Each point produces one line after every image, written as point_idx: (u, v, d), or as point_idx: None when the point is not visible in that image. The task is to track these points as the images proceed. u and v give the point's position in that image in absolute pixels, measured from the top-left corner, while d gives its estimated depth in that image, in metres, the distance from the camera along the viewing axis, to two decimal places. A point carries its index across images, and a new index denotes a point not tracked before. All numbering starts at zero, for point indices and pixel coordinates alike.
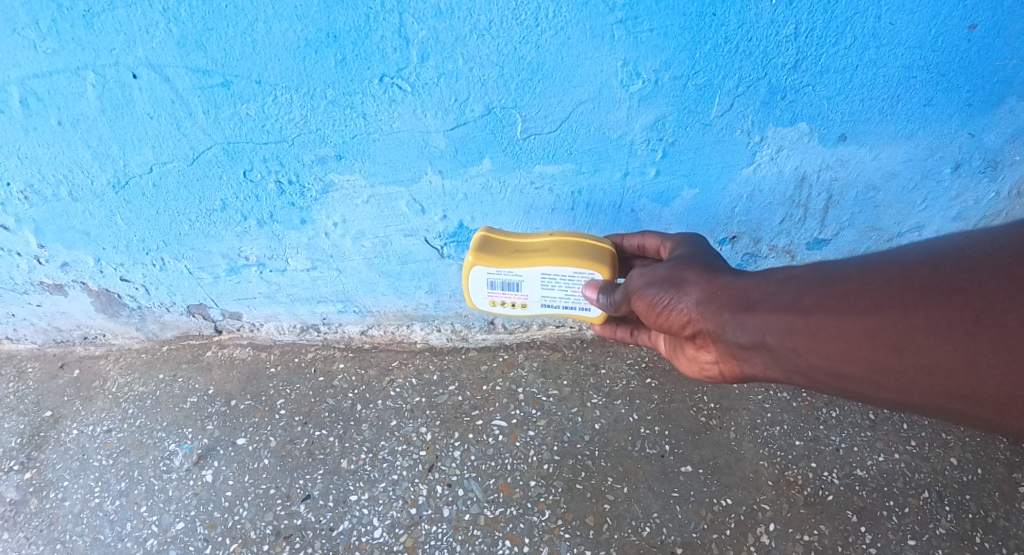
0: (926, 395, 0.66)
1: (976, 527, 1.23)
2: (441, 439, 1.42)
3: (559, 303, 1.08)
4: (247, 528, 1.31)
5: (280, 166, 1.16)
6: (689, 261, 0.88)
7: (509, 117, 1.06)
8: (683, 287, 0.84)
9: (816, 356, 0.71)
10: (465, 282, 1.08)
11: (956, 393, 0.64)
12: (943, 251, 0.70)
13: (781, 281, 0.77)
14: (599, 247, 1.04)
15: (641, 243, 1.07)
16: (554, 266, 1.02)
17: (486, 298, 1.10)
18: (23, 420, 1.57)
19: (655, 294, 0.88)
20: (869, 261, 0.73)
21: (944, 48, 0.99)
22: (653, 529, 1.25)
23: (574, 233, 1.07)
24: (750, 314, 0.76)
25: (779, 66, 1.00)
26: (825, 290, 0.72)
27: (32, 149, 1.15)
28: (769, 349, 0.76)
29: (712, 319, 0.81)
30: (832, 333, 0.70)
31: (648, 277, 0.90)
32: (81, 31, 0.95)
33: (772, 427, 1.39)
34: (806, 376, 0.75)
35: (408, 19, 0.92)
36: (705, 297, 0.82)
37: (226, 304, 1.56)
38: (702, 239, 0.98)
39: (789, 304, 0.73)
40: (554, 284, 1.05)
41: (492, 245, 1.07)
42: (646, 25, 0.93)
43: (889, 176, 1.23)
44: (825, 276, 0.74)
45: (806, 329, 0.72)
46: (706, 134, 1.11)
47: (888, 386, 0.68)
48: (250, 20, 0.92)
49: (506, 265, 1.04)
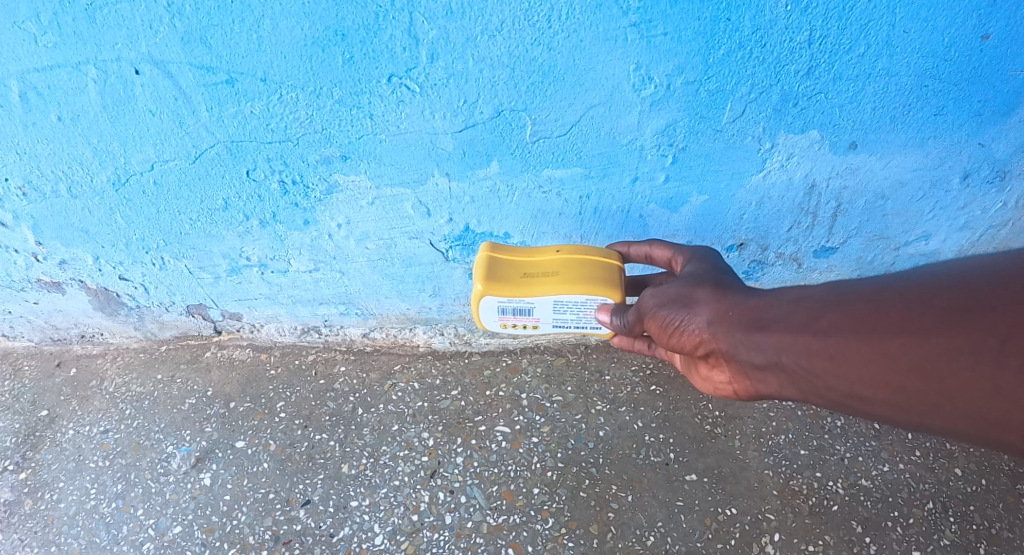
0: (950, 420, 0.63)
1: (980, 539, 1.22)
2: (443, 444, 1.40)
3: (570, 324, 1.06)
4: (246, 532, 1.29)
5: (283, 166, 1.14)
6: (701, 279, 0.87)
7: (519, 120, 1.05)
8: (693, 307, 0.83)
9: (835, 378, 0.69)
10: (475, 309, 1.05)
11: (982, 420, 0.61)
12: (969, 272, 0.66)
13: (794, 301, 0.75)
14: (608, 268, 1.02)
15: (648, 252, 1.05)
16: (566, 293, 1.00)
17: (496, 321, 1.08)
18: (18, 419, 1.55)
19: (666, 314, 0.86)
20: (889, 282, 0.70)
21: (957, 57, 0.98)
22: (657, 539, 1.23)
23: (579, 250, 1.05)
24: (764, 334, 0.75)
25: (792, 73, 0.99)
26: (841, 312, 0.70)
27: (31, 145, 1.13)
28: (785, 369, 0.74)
29: (725, 339, 0.79)
30: (849, 356, 0.68)
31: (658, 297, 0.88)
32: (83, 25, 0.93)
33: (777, 436, 1.38)
34: (824, 397, 0.73)
35: (418, 18, 0.90)
36: (717, 317, 0.81)
37: (227, 305, 1.55)
38: (713, 252, 0.96)
39: (804, 325, 0.72)
40: (566, 309, 1.02)
41: (500, 271, 1.03)
42: (659, 29, 0.92)
43: (898, 185, 1.22)
44: (841, 296, 0.72)
45: (823, 351, 0.70)
46: (717, 141, 1.09)
47: (910, 410, 0.66)
48: (257, 16, 0.91)
49: (517, 294, 1.01)
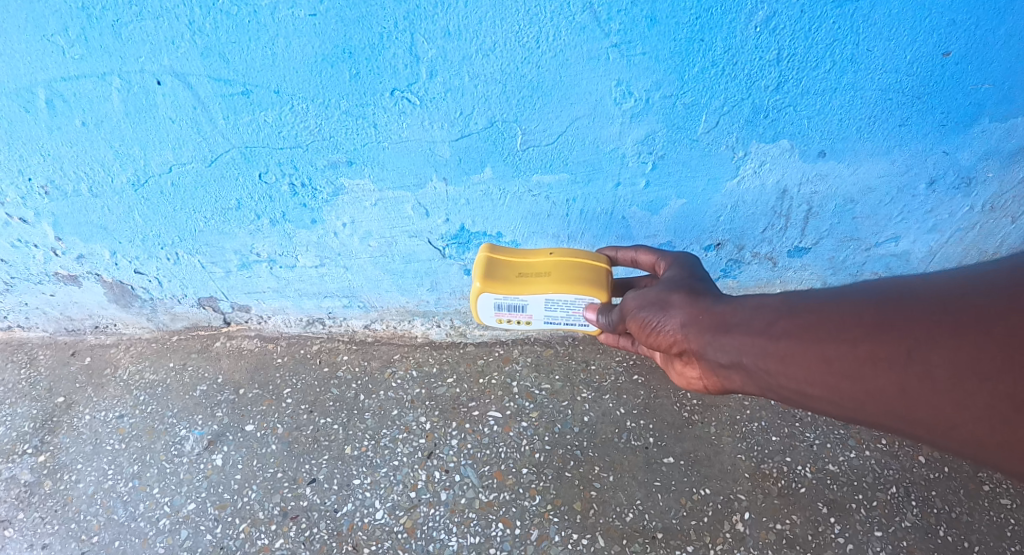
0: (874, 415, 0.70)
1: (940, 521, 1.31)
2: (440, 428, 1.49)
3: (561, 321, 1.15)
4: (255, 508, 1.38)
5: (293, 170, 1.23)
6: (678, 285, 0.96)
7: (510, 130, 1.14)
8: (669, 310, 0.93)
9: (785, 377, 0.77)
10: (474, 304, 1.14)
11: (898, 416, 0.68)
12: (898, 287, 0.72)
13: (755, 308, 0.83)
14: (597, 271, 1.11)
15: (634, 257, 1.13)
16: (557, 292, 1.09)
17: (493, 317, 1.17)
18: (36, 405, 1.64)
19: (645, 316, 0.96)
20: (835, 293, 0.77)
21: (919, 72, 1.07)
22: (636, 515, 1.33)
23: (572, 253, 1.14)
24: (729, 337, 0.83)
25: (762, 88, 1.08)
26: (792, 319, 0.77)
27: (55, 147, 1.22)
28: (746, 368, 0.82)
29: (696, 339, 0.88)
30: (796, 357, 0.75)
31: (640, 300, 0.99)
32: (108, 39, 1.02)
33: (750, 423, 1.48)
34: (778, 393, 0.81)
35: (419, 39, 0.99)
36: (690, 319, 0.90)
37: (236, 297, 1.63)
38: (695, 258, 1.05)
39: (762, 330, 0.79)
40: (557, 306, 1.11)
41: (498, 271, 1.13)
42: (639, 49, 1.00)
43: (866, 191, 1.31)
44: (794, 304, 0.79)
45: (775, 353, 0.77)
46: (694, 149, 1.19)
47: (845, 406, 0.73)
48: (272, 35, 0.99)
49: (511, 292, 1.10)
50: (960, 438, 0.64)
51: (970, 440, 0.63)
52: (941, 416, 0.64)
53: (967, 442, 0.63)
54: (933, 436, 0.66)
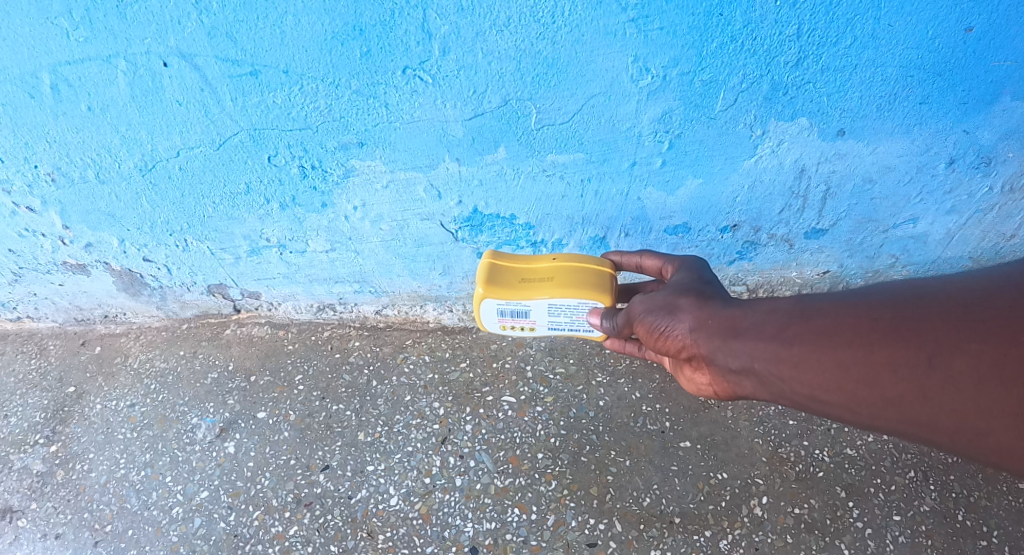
0: (891, 422, 0.68)
1: (959, 506, 1.29)
2: (453, 414, 1.48)
3: (565, 326, 1.12)
4: (269, 496, 1.38)
5: (303, 152, 1.21)
6: (684, 288, 0.92)
7: (524, 109, 1.12)
8: (677, 314, 0.89)
9: (799, 384, 0.73)
10: (477, 311, 1.13)
11: (917, 423, 0.66)
12: (911, 289, 0.70)
13: (766, 311, 0.79)
14: (601, 274, 1.07)
15: (638, 262, 1.10)
16: (560, 296, 1.06)
17: (496, 323, 1.15)
18: (47, 395, 1.63)
19: (652, 320, 0.92)
20: (847, 296, 0.74)
21: (941, 48, 1.03)
22: (653, 500, 1.31)
23: (574, 258, 1.10)
24: (739, 341, 0.79)
25: (782, 64, 1.05)
26: (804, 323, 0.74)
27: (61, 133, 1.20)
28: (757, 374, 0.78)
29: (705, 345, 0.84)
30: (811, 363, 0.72)
31: (646, 304, 0.95)
32: (114, 21, 1.00)
33: (767, 406, 1.46)
34: (791, 399, 0.77)
35: (431, 15, 0.96)
36: (697, 324, 0.85)
37: (247, 284, 1.62)
38: (701, 260, 1.01)
39: (773, 335, 0.76)
40: (560, 312, 1.09)
41: (501, 275, 1.10)
42: (656, 24, 0.98)
43: (885, 170, 1.28)
44: (805, 309, 0.76)
45: (789, 358, 0.74)
46: (711, 128, 1.16)
47: (861, 413, 0.70)
48: (281, 13, 0.97)
49: (514, 297, 1.08)
50: (985, 446, 0.62)
51: (993, 447, 0.62)
52: (962, 423, 0.63)
53: (990, 449, 0.62)
54: (954, 442, 0.65)
